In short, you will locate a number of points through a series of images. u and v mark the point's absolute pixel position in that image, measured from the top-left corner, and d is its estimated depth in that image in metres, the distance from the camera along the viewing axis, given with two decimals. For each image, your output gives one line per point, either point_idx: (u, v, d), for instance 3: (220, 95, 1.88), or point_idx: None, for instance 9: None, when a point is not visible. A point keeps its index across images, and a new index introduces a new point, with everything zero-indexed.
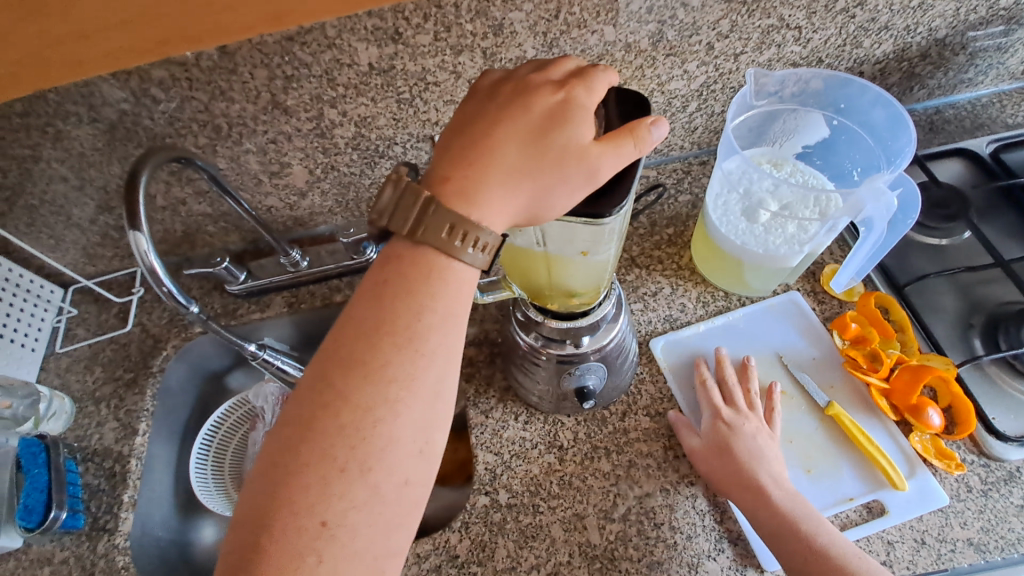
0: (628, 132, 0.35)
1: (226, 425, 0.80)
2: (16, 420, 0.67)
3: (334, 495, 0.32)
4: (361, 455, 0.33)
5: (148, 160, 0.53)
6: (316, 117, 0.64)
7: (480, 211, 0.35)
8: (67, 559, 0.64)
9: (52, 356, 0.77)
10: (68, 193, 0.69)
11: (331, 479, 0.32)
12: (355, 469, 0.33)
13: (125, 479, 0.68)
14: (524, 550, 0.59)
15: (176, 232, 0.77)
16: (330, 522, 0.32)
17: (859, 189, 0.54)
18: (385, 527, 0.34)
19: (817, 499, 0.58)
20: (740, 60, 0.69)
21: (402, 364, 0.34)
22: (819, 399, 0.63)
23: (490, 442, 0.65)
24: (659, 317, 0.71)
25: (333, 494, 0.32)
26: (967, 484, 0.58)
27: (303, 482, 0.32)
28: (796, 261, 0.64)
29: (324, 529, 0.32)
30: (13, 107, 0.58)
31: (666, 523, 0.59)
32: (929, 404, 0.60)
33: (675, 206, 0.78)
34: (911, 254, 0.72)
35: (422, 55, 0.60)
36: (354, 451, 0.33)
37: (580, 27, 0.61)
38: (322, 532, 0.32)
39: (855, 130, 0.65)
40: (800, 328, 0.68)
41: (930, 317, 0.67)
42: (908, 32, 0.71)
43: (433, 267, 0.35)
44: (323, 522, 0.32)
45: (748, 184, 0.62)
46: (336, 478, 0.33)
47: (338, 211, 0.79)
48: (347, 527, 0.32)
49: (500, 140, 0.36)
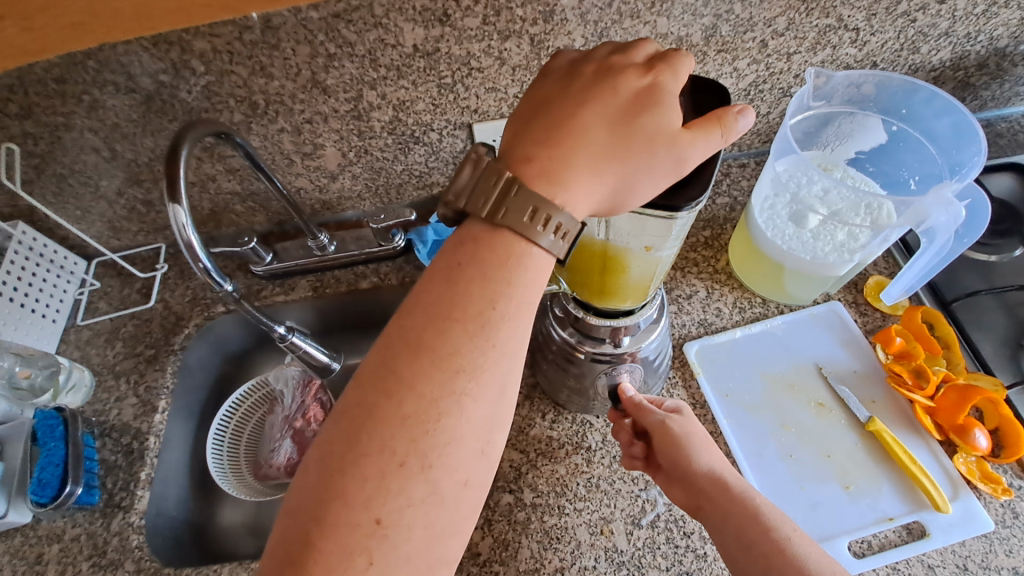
0: (714, 120, 0.36)
1: (244, 406, 0.79)
2: (34, 392, 0.67)
3: (391, 491, 0.32)
4: (421, 449, 0.32)
5: (188, 133, 0.51)
6: (354, 98, 0.62)
7: (566, 191, 0.35)
8: (79, 537, 0.63)
9: (72, 328, 0.76)
10: (98, 164, 0.67)
11: (390, 474, 0.32)
12: (415, 465, 0.32)
13: (143, 456, 0.67)
14: (549, 552, 0.57)
15: (203, 210, 0.76)
16: (385, 521, 0.31)
17: (924, 198, 0.53)
18: (438, 532, 0.33)
19: (856, 517, 0.57)
20: (793, 61, 0.66)
21: (471, 354, 0.34)
22: (860, 414, 0.61)
23: (516, 439, 0.64)
24: (693, 320, 0.69)
25: (390, 489, 0.32)
26: (1013, 511, 0.56)
27: (361, 475, 0.32)
28: (844, 270, 0.62)
29: (378, 528, 0.31)
30: (50, 72, 0.56)
31: (696, 533, 0.57)
32: (975, 425, 0.58)
33: (712, 208, 0.76)
34: (958, 270, 0.70)
35: (469, 39, 0.58)
36: (415, 445, 0.32)
37: (633, 17, 0.58)
38: (376, 531, 0.31)
39: (916, 137, 0.63)
40: (841, 339, 0.66)
41: (977, 335, 0.65)
42: (968, 39, 0.67)
43: (512, 252, 0.35)
44: (377, 521, 0.31)
45: (797, 188, 0.60)
46: (396, 472, 0.32)
47: (367, 196, 0.77)
48: (402, 528, 0.32)
49: (587, 121, 0.36)
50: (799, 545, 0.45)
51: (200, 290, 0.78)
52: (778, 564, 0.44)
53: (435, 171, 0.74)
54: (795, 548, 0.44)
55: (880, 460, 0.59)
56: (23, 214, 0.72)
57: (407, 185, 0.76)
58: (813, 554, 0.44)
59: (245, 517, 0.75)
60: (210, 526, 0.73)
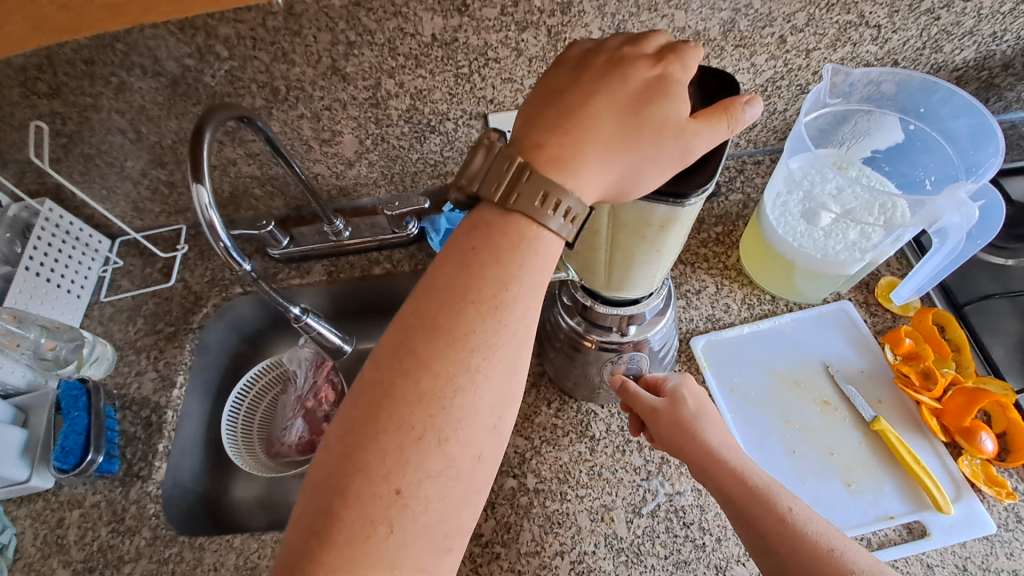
0: (722, 111, 0.37)
1: (258, 385, 0.81)
2: (59, 363, 0.70)
3: (410, 464, 0.33)
4: (438, 424, 0.34)
5: (212, 116, 0.52)
6: (373, 86, 0.64)
7: (575, 179, 0.35)
8: (99, 504, 0.65)
9: (96, 304, 0.79)
10: (124, 145, 0.69)
11: (409, 447, 0.33)
12: (432, 439, 0.33)
13: (161, 429, 0.70)
14: (550, 536, 0.59)
15: (224, 193, 0.78)
16: (404, 492, 0.33)
17: (937, 198, 0.52)
18: (454, 504, 0.34)
19: (857, 515, 0.57)
20: (812, 57, 0.65)
21: (485, 334, 0.35)
22: (866, 414, 0.61)
23: (522, 425, 0.65)
24: (701, 315, 0.69)
25: (409, 462, 0.33)
26: (1016, 515, 0.56)
27: (381, 449, 0.33)
28: (855, 269, 0.62)
29: (398, 498, 0.33)
30: (79, 53, 0.58)
31: (696, 523, 0.58)
32: (982, 428, 0.58)
33: (725, 205, 0.76)
34: (972, 273, 0.69)
35: (487, 29, 0.58)
36: (431, 420, 0.34)
37: (650, 10, 0.58)
38: (396, 501, 0.33)
39: (933, 136, 0.63)
40: (850, 339, 0.66)
41: (989, 339, 0.64)
42: (994, 38, 0.66)
43: (523, 236, 0.36)
44: (397, 491, 0.33)
45: (811, 186, 0.60)
46: (414, 446, 0.33)
47: (382, 183, 0.78)
48: (420, 499, 0.33)
49: (596, 110, 0.36)
50: (797, 522, 0.44)
51: (219, 271, 0.80)
52: (776, 542, 0.44)
53: (449, 160, 0.75)
54: (794, 527, 0.44)
55: (885, 459, 0.59)
56: (51, 191, 0.75)
57: (422, 173, 0.77)
58: (812, 532, 0.43)
59: (257, 493, 0.77)
60: (223, 499, 0.75)
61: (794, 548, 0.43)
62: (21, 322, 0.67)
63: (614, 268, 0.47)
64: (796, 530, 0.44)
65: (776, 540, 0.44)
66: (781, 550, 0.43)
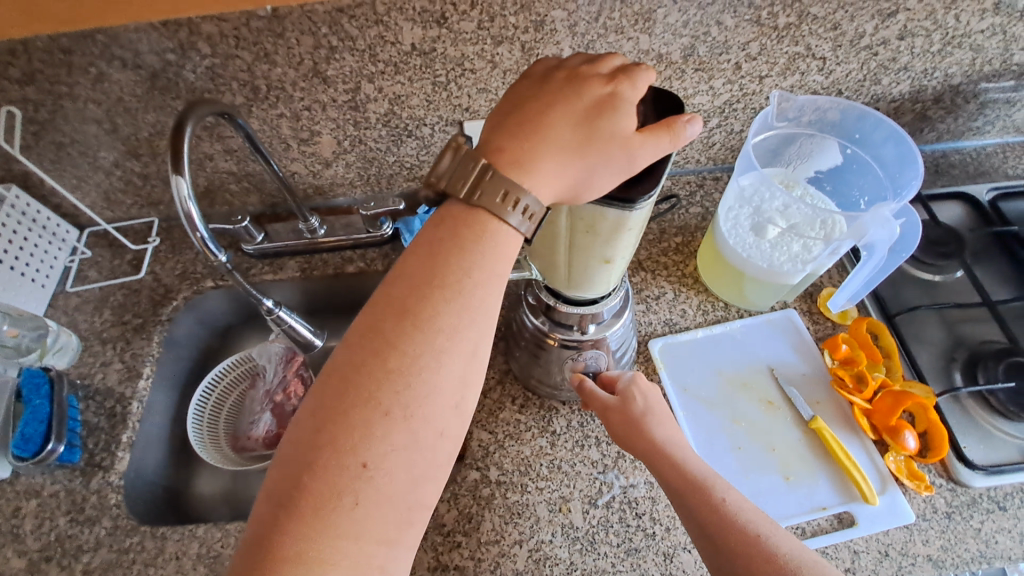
0: (665, 127, 0.41)
1: (225, 380, 0.81)
2: (20, 351, 0.69)
3: (376, 437, 0.35)
4: (403, 401, 0.36)
5: (193, 110, 0.54)
6: (352, 90, 0.66)
7: (532, 180, 0.39)
8: (58, 493, 0.65)
9: (61, 294, 0.79)
10: (99, 135, 0.69)
11: (375, 422, 0.35)
12: (398, 415, 0.36)
13: (125, 420, 0.70)
14: (509, 526, 0.61)
15: (199, 187, 0.78)
16: (370, 465, 0.35)
17: (864, 215, 0.58)
18: (416, 478, 0.37)
19: (793, 505, 0.62)
20: (764, 83, 0.71)
21: (449, 318, 0.38)
22: (805, 412, 0.66)
23: (486, 420, 0.68)
24: (659, 319, 0.74)
25: (375, 436, 0.35)
26: (933, 506, 0.61)
27: (350, 423, 0.35)
28: (797, 278, 0.67)
29: (364, 470, 0.35)
30: (57, 42, 0.58)
31: (647, 514, 0.62)
32: (907, 427, 0.63)
33: (685, 217, 0.81)
34: (903, 286, 0.76)
35: (464, 41, 0.62)
36: (397, 397, 0.36)
37: (617, 33, 0.62)
38: (363, 473, 0.35)
39: (868, 161, 0.69)
40: (793, 344, 0.72)
41: (915, 346, 0.70)
42: (925, 75, 0.73)
43: (486, 229, 0.39)
44: (363, 464, 0.35)
45: (760, 202, 0.66)
46: (380, 421, 0.36)
47: (359, 184, 0.81)
48: (385, 471, 0.35)
49: (554, 121, 0.40)
50: (729, 512, 0.48)
51: (191, 264, 0.81)
52: (711, 529, 0.48)
53: (425, 164, 0.78)
54: (726, 516, 0.48)
55: (820, 454, 0.64)
56: (18, 178, 0.74)
57: (398, 176, 0.79)
58: (742, 521, 0.48)
59: (221, 486, 0.77)
60: (185, 492, 0.75)
61: (725, 535, 0.47)
62: None
63: (571, 267, 0.51)
64: (727, 519, 0.48)
65: (710, 527, 0.48)
66: (714, 537, 0.48)
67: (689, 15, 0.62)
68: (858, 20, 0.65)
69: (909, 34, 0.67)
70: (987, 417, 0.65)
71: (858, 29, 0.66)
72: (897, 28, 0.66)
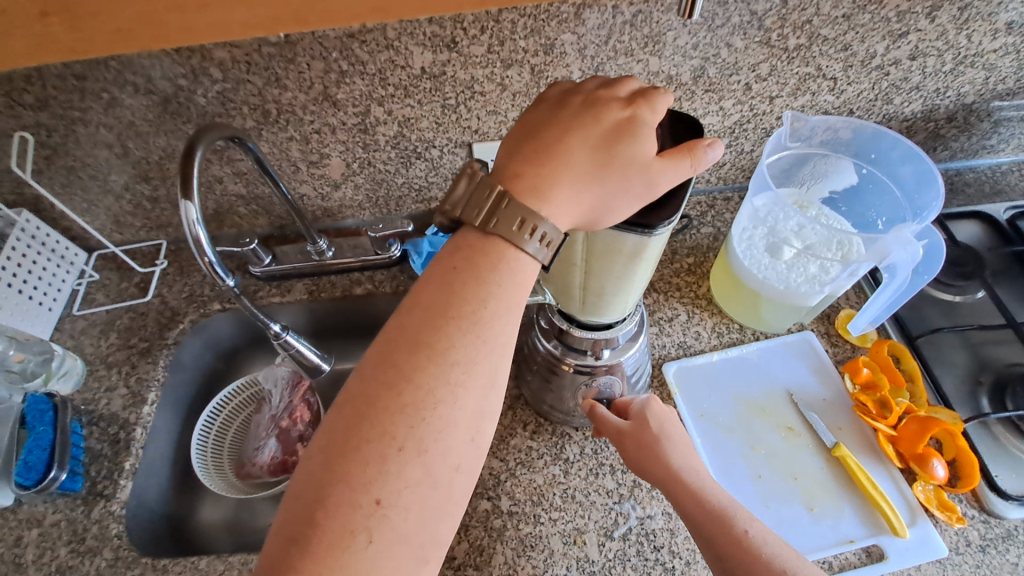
0: (686, 151, 0.40)
1: (230, 406, 0.80)
2: (25, 376, 0.69)
3: (390, 473, 0.34)
4: (418, 435, 0.35)
5: (205, 134, 0.54)
6: (362, 113, 0.66)
7: (550, 207, 0.38)
8: (59, 523, 0.63)
9: (68, 317, 0.78)
10: (110, 160, 0.70)
11: (389, 457, 0.34)
12: (412, 449, 0.34)
13: (129, 446, 0.68)
14: (522, 559, 0.59)
15: (208, 210, 0.78)
16: (383, 502, 0.34)
17: (885, 236, 0.56)
18: (431, 515, 0.35)
19: (818, 538, 0.59)
20: (775, 103, 0.70)
21: (465, 349, 0.37)
22: (827, 439, 0.64)
23: (497, 447, 0.66)
24: (673, 342, 0.72)
25: (389, 472, 0.34)
26: (966, 539, 0.58)
27: (363, 458, 0.34)
28: (815, 300, 0.65)
29: (377, 508, 0.33)
30: (71, 68, 0.59)
31: (666, 547, 0.59)
32: (934, 454, 0.60)
33: (697, 238, 0.80)
34: (923, 307, 0.74)
35: (474, 64, 0.62)
36: (412, 431, 0.35)
37: (627, 55, 0.62)
38: (376, 510, 0.33)
39: (884, 181, 0.68)
40: (812, 368, 0.70)
41: (939, 370, 0.68)
42: (937, 94, 0.72)
43: (503, 257, 0.38)
44: (377, 501, 0.33)
45: (774, 223, 0.65)
46: (394, 456, 0.34)
47: (368, 206, 0.80)
48: (399, 508, 0.34)
49: (572, 145, 0.39)
50: (753, 544, 0.47)
51: (198, 287, 0.80)
52: (734, 561, 0.46)
53: (434, 185, 0.77)
54: (749, 549, 0.46)
55: (844, 484, 0.62)
56: (28, 202, 0.74)
57: (406, 198, 0.79)
58: (766, 555, 0.46)
59: (224, 515, 0.75)
60: (188, 521, 0.73)
61: (749, 570, 0.46)
62: None
63: (583, 294, 0.50)
64: (750, 552, 0.46)
65: (732, 560, 0.47)
66: (737, 570, 0.46)
67: (699, 37, 0.61)
68: (870, 41, 0.64)
69: (921, 54, 0.66)
70: (1018, 444, 0.63)
71: (870, 49, 0.65)
72: (909, 48, 0.66)
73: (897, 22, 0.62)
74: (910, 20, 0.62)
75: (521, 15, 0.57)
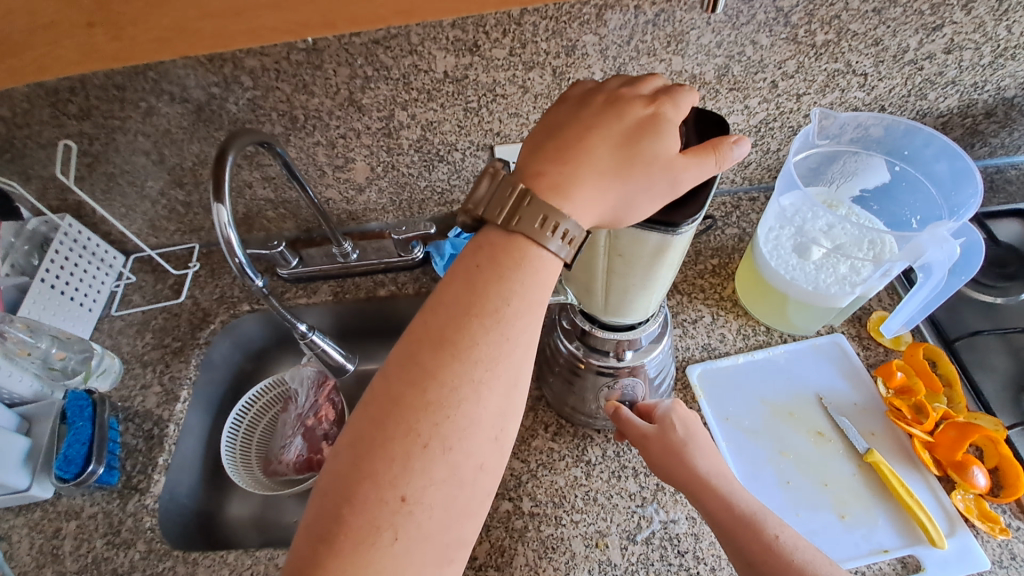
0: (710, 149, 0.40)
1: (259, 405, 0.82)
2: (67, 373, 0.72)
3: (415, 471, 0.34)
4: (442, 433, 0.35)
5: (235, 140, 0.55)
6: (386, 118, 0.67)
7: (572, 204, 0.38)
8: (96, 515, 0.66)
9: (107, 317, 0.81)
10: (147, 166, 0.72)
11: (413, 455, 0.34)
12: (436, 447, 0.35)
13: (162, 442, 0.70)
14: (543, 561, 0.58)
15: (238, 214, 0.80)
16: (409, 499, 0.34)
17: (920, 235, 0.54)
18: (456, 514, 0.35)
19: (851, 547, 0.57)
20: (802, 101, 0.69)
21: (487, 347, 0.37)
22: (858, 445, 0.62)
23: (518, 449, 0.66)
24: (697, 344, 0.71)
25: (413, 469, 0.34)
26: (1011, 551, 0.56)
27: (388, 456, 0.34)
28: (846, 302, 0.63)
29: (403, 505, 0.34)
30: (113, 79, 0.62)
31: (690, 552, 0.58)
32: (974, 462, 0.58)
33: (721, 239, 0.79)
34: (961, 310, 0.71)
35: (496, 68, 0.62)
36: (437, 429, 0.35)
37: (649, 55, 0.62)
38: (401, 507, 0.34)
39: (918, 178, 0.66)
40: (843, 371, 0.68)
41: (980, 374, 0.65)
42: (975, 88, 0.70)
43: (525, 255, 0.38)
44: (402, 498, 0.34)
45: (802, 223, 0.64)
46: (419, 454, 0.35)
47: (391, 209, 0.81)
48: (424, 506, 0.34)
49: (594, 143, 0.39)
50: (784, 550, 0.46)
51: (228, 288, 0.83)
52: (765, 569, 0.45)
53: (456, 188, 0.78)
54: (780, 555, 0.45)
55: (878, 491, 0.60)
56: (71, 208, 0.78)
57: (429, 201, 0.80)
58: (799, 561, 0.45)
59: (252, 512, 0.77)
60: (217, 517, 0.75)
61: None
62: (34, 332, 0.69)
63: (600, 296, 0.51)
64: (782, 558, 0.45)
65: (765, 567, 0.45)
66: None
67: (723, 36, 0.61)
68: (902, 35, 0.63)
69: (956, 48, 0.64)
70: None
71: (902, 43, 0.63)
72: (944, 42, 0.64)
73: (930, 15, 0.61)
74: (944, 12, 0.60)
75: (544, 17, 0.58)
